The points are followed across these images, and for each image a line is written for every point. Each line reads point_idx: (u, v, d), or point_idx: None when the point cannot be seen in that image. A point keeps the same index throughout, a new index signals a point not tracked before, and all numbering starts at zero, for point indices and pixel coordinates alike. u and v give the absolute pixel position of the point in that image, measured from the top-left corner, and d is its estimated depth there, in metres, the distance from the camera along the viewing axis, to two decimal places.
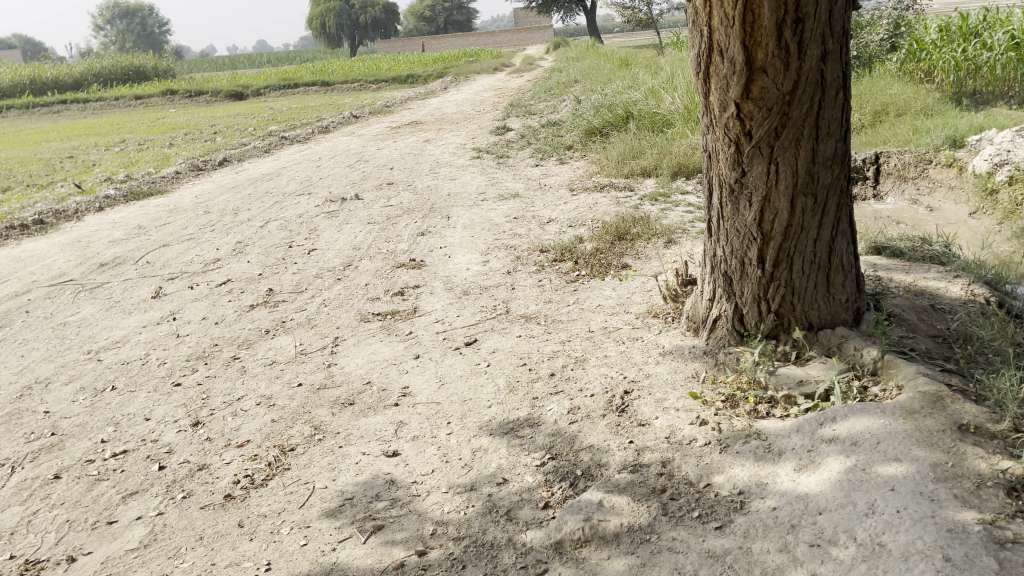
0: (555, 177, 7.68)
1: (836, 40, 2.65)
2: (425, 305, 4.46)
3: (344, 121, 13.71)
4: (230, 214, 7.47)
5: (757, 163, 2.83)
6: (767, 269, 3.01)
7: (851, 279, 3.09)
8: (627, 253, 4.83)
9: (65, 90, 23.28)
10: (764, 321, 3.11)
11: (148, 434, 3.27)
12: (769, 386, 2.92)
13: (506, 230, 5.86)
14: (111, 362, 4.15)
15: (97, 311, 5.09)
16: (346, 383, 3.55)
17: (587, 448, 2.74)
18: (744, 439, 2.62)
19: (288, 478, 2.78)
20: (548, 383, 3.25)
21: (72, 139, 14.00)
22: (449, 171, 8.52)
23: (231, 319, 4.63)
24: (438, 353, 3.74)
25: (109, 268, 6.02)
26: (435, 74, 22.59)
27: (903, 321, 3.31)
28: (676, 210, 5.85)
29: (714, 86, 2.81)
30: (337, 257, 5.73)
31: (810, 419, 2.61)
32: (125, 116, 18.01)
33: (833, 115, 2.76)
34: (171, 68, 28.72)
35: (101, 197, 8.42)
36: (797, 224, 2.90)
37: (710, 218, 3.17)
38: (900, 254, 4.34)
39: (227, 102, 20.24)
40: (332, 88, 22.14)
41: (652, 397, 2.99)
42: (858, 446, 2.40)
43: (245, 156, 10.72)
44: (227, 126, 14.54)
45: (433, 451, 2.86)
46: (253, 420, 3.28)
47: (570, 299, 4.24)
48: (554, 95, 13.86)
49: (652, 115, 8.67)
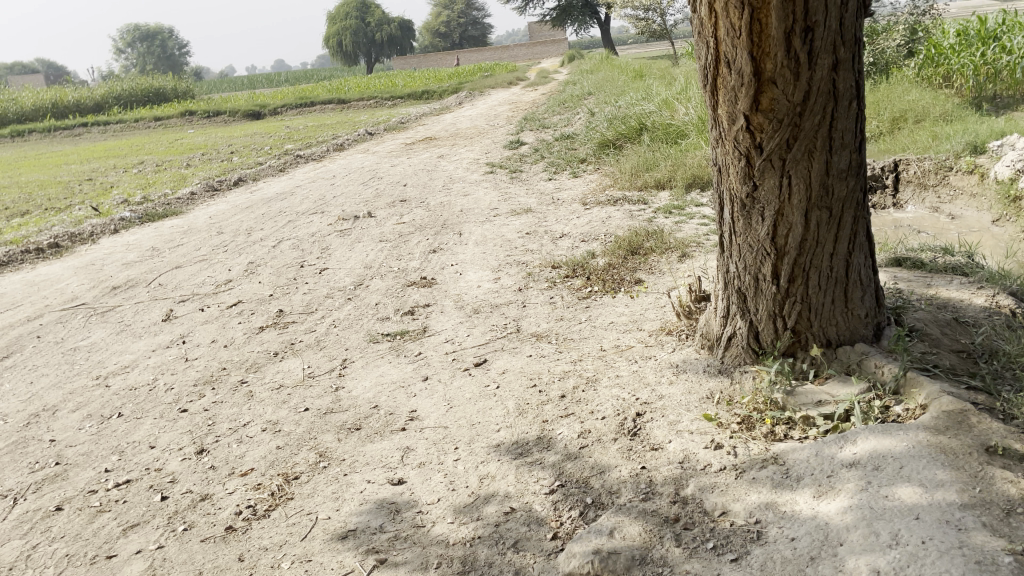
0: (568, 191, 7.61)
1: (848, 48, 2.56)
2: (435, 325, 4.39)
3: (358, 138, 13.73)
4: (243, 234, 7.46)
5: (769, 176, 2.74)
6: (782, 284, 2.91)
7: (870, 294, 2.99)
8: (640, 268, 4.73)
9: (87, 113, 23.57)
10: (780, 339, 3.01)
11: (152, 462, 3.22)
12: (787, 407, 2.82)
13: (518, 246, 5.78)
14: (119, 388, 4.12)
15: (108, 335, 5.07)
16: (353, 407, 3.48)
17: (598, 474, 2.64)
18: (760, 463, 2.51)
19: (291, 509, 2.71)
20: (559, 405, 3.17)
21: (92, 161, 14.14)
22: (462, 186, 8.47)
23: (240, 342, 4.59)
24: (447, 374, 3.67)
25: (122, 292, 6.01)
26: (450, 90, 22.63)
27: (926, 336, 3.20)
28: (690, 223, 5.76)
29: (722, 98, 2.73)
30: (348, 277, 5.68)
31: (830, 442, 2.50)
32: (144, 138, 18.16)
33: (847, 125, 2.67)
34: (191, 89, 29.05)
35: (117, 219, 8.44)
36: (813, 237, 2.80)
37: (722, 233, 3.08)
38: (921, 265, 4.22)
39: (245, 122, 20.36)
40: (348, 105, 22.24)
41: (665, 420, 2.90)
42: (880, 471, 2.29)
43: (260, 175, 10.74)
44: (243, 146, 14.61)
45: (440, 478, 2.78)
46: (258, 447, 3.21)
47: (582, 316, 4.16)
48: (568, 108, 13.80)
49: (666, 127, 8.59)
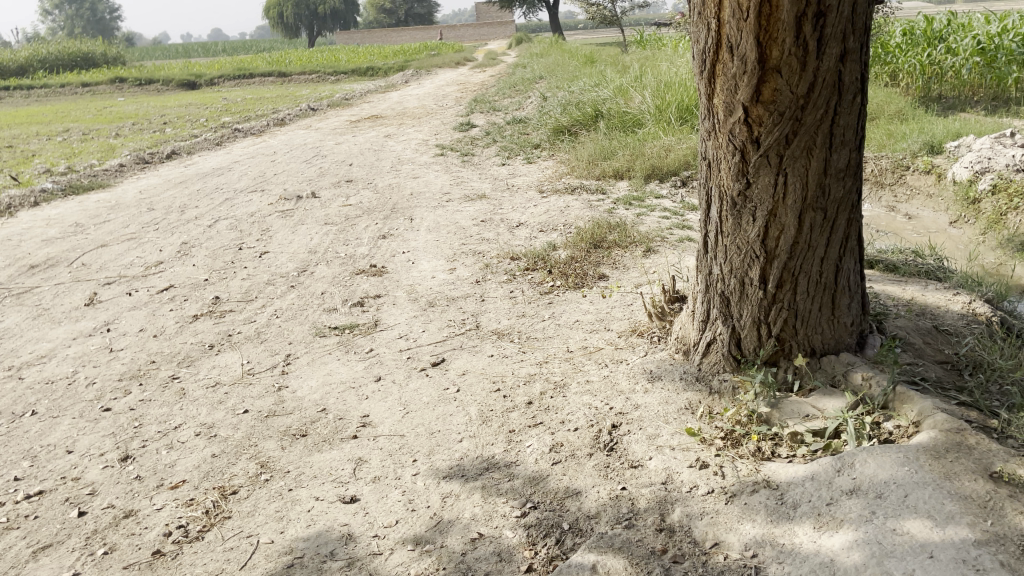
0: (522, 177, 7.36)
1: (857, 37, 2.37)
2: (387, 318, 4.10)
3: (301, 114, 13.21)
4: (176, 212, 7.00)
5: (764, 173, 2.54)
6: (769, 290, 2.71)
7: (856, 302, 2.83)
8: (604, 263, 4.52)
9: (9, 76, 22.20)
10: (763, 347, 2.81)
11: (69, 471, 2.86)
12: (772, 422, 2.63)
13: (473, 234, 5.51)
14: (34, 381, 3.71)
15: (23, 320, 4.62)
16: (299, 410, 3.18)
17: (573, 496, 2.41)
18: (751, 487, 2.32)
19: (228, 530, 2.41)
20: (526, 413, 2.92)
21: (13, 127, 13.26)
22: (412, 168, 8.13)
23: (171, 332, 4.22)
24: (402, 375, 3.39)
25: (40, 272, 5.53)
26: (396, 67, 22.06)
27: (909, 345, 3.03)
28: (651, 215, 5.58)
29: (720, 86, 2.51)
30: (291, 262, 5.33)
31: (825, 462, 2.31)
32: (70, 104, 17.17)
33: (849, 121, 2.48)
34: (122, 53, 27.78)
35: (37, 190, 7.85)
36: (804, 241, 2.61)
37: (707, 233, 2.88)
38: (893, 267, 4.10)
39: (180, 92, 19.47)
40: (289, 79, 21.52)
41: (643, 434, 2.68)
42: (884, 500, 2.11)
43: (195, 149, 10.19)
44: (177, 117, 13.91)
45: (398, 496, 2.50)
46: (191, 455, 2.89)
47: (545, 312, 3.92)
48: (519, 92, 13.50)
49: (622, 115, 8.39)
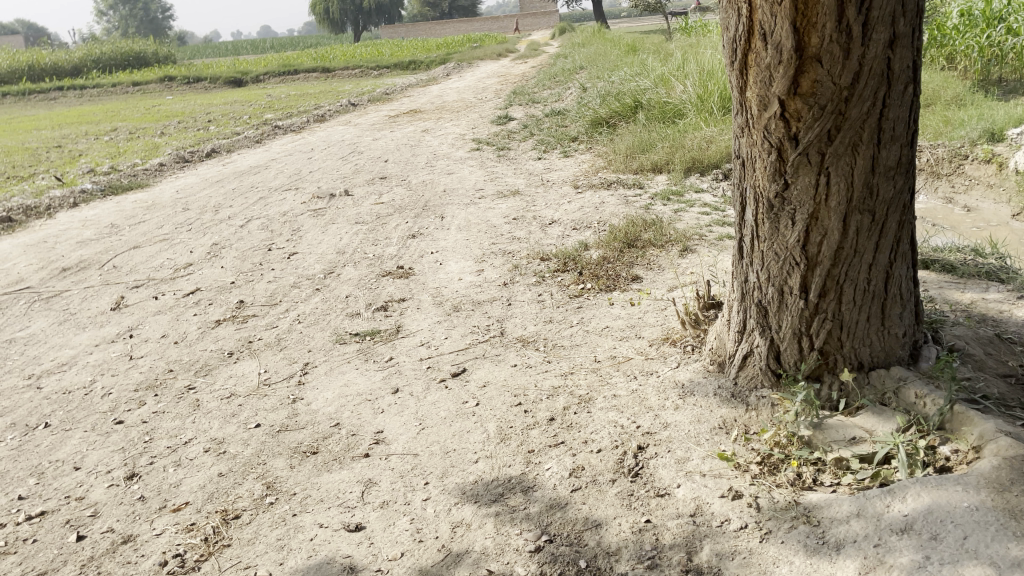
0: (558, 172, 7.15)
1: (908, 20, 2.12)
2: (410, 324, 3.95)
3: (341, 109, 13.16)
4: (210, 212, 6.96)
5: (804, 173, 2.31)
6: (811, 299, 2.47)
7: (909, 310, 2.56)
8: (638, 263, 4.30)
9: (63, 76, 22.63)
10: (805, 361, 2.57)
11: (74, 490, 2.76)
12: (814, 445, 2.40)
13: (504, 233, 5.33)
14: (51, 390, 3.65)
15: (49, 325, 4.58)
16: (312, 425, 3.04)
17: (593, 529, 2.22)
18: (789, 522, 2.11)
19: (225, 561, 2.28)
20: (547, 431, 2.74)
21: (63, 127, 13.47)
22: (446, 164, 7.98)
23: (192, 338, 4.13)
24: (420, 387, 3.22)
25: (72, 274, 5.52)
26: (438, 60, 21.94)
27: (969, 356, 2.75)
28: (690, 211, 5.32)
29: (753, 78, 2.30)
30: (318, 263, 5.22)
31: (873, 494, 2.08)
32: (120, 103, 17.39)
33: (900, 113, 2.23)
34: (172, 52, 28.19)
35: (77, 191, 7.89)
36: (850, 246, 2.37)
37: (741, 237, 2.65)
38: (950, 267, 3.80)
39: (226, 89, 19.62)
40: (333, 74, 21.55)
41: (671, 458, 2.48)
42: (939, 542, 1.87)
43: (234, 146, 10.19)
44: (220, 114, 13.97)
45: (405, 525, 2.34)
46: (198, 474, 2.77)
47: (573, 318, 3.72)
48: (559, 83, 13.25)
49: (663, 105, 8.11)
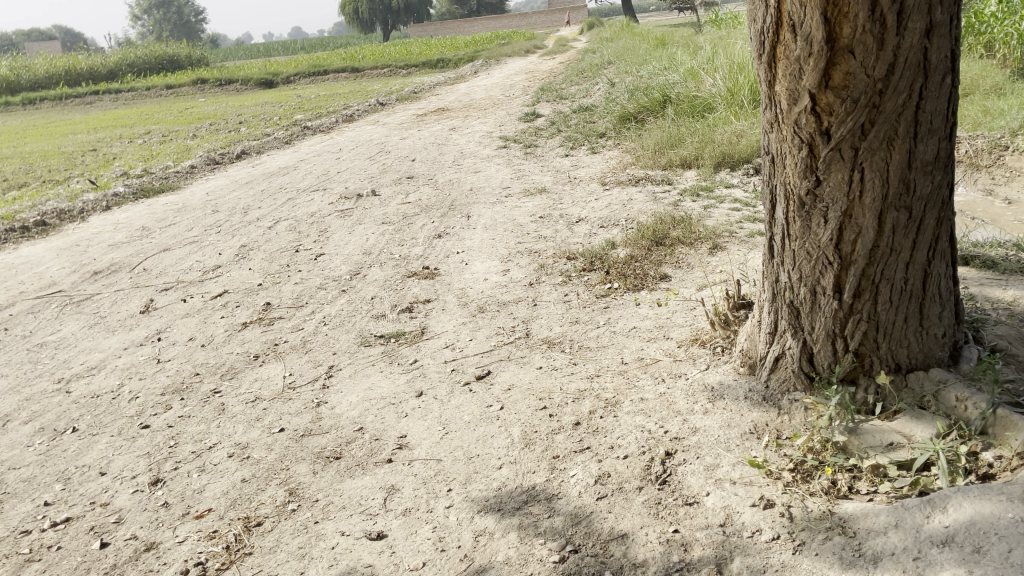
0: (585, 168, 7.07)
1: (945, 9, 2.03)
2: (435, 326, 3.91)
3: (370, 108, 13.18)
4: (239, 213, 6.99)
5: (837, 169, 2.23)
6: (845, 300, 2.38)
7: (948, 311, 2.46)
8: (666, 262, 4.21)
9: (100, 80, 23.00)
10: (840, 363, 2.48)
11: (99, 496, 2.76)
12: (850, 451, 2.31)
13: (530, 231, 5.28)
14: (80, 395, 3.66)
15: (79, 329, 4.62)
16: (335, 429, 3.01)
17: (619, 539, 2.17)
18: (823, 533, 2.03)
19: (246, 569, 2.26)
20: (572, 436, 2.68)
21: (99, 131, 13.66)
22: (473, 163, 7.94)
23: (219, 341, 4.13)
24: (444, 390, 3.18)
25: (103, 278, 5.57)
26: (466, 57, 21.90)
27: (1012, 357, 2.63)
28: (720, 208, 5.22)
29: (783, 71, 2.22)
30: (345, 264, 5.20)
31: (913, 504, 1.99)
32: (154, 107, 17.58)
33: (937, 106, 2.13)
34: (205, 54, 28.48)
35: (111, 195, 7.98)
36: (886, 244, 2.27)
37: (772, 236, 2.56)
38: (992, 264, 3.66)
39: (257, 90, 19.76)
40: (362, 74, 21.65)
41: (700, 465, 2.41)
42: (983, 556, 1.78)
43: (263, 148, 10.24)
44: (251, 116, 14.10)
45: (427, 533, 2.30)
46: (221, 479, 2.76)
47: (600, 319, 3.65)
48: (587, 78, 13.15)
49: (692, 99, 7.98)
